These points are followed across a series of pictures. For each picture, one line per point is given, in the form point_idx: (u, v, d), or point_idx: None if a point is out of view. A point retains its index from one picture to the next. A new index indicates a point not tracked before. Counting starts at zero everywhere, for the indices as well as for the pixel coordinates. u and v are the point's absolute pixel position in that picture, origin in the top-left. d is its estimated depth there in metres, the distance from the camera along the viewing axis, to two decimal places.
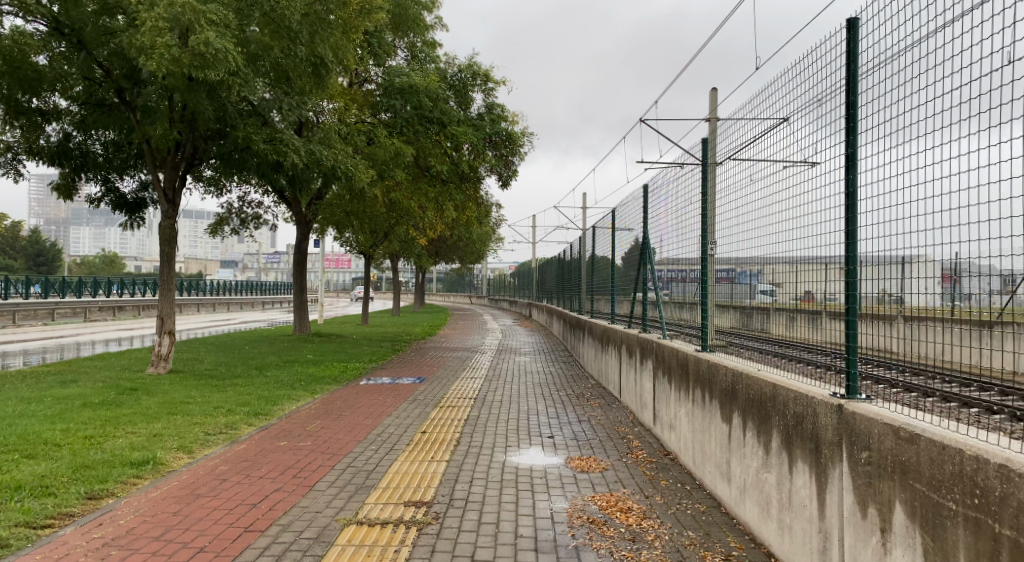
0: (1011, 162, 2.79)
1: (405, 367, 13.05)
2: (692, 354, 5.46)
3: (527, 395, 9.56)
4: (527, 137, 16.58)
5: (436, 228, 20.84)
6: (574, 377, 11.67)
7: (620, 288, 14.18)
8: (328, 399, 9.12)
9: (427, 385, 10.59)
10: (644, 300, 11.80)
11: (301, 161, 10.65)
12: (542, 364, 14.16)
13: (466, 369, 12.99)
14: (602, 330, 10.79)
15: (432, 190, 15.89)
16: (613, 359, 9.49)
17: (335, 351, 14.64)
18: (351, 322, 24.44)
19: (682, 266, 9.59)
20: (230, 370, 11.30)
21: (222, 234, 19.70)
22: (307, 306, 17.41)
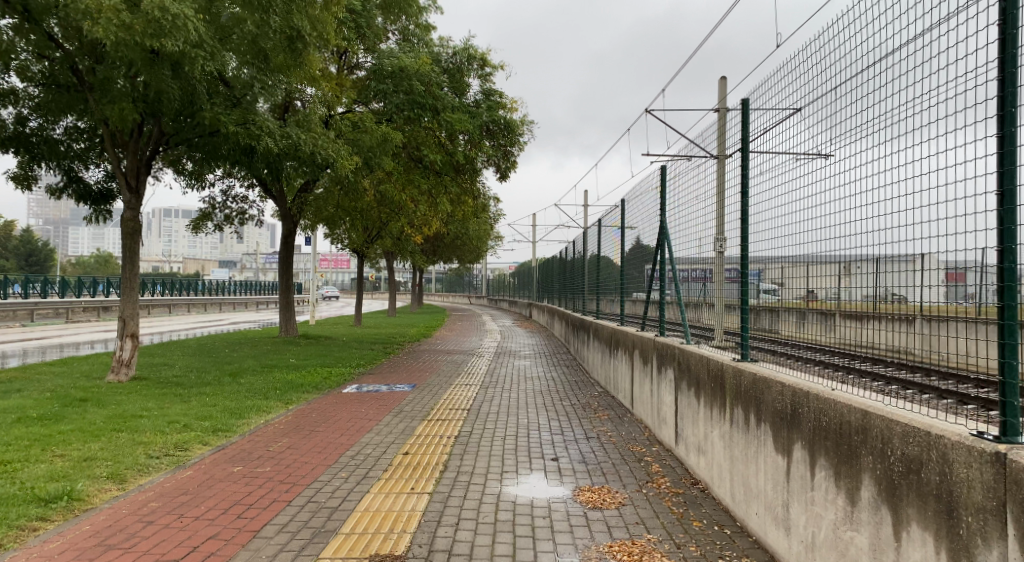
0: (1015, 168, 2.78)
1: (395, 371, 12.06)
2: (730, 365, 4.48)
3: (527, 406, 8.55)
4: (526, 125, 15.62)
5: (431, 223, 19.85)
6: (578, 383, 10.67)
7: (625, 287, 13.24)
8: (303, 411, 8.13)
9: (417, 393, 9.58)
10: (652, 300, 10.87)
11: (276, 146, 9.80)
12: (543, 369, 13.18)
13: (461, 375, 12.01)
14: (610, 332, 9.80)
15: (425, 181, 14.95)
16: (623, 365, 8.51)
17: (321, 355, 13.64)
18: (343, 323, 23.38)
19: (694, 263, 8.66)
20: (202, 377, 10.30)
21: (205, 231, 18.69)
22: (293, 306, 16.41)
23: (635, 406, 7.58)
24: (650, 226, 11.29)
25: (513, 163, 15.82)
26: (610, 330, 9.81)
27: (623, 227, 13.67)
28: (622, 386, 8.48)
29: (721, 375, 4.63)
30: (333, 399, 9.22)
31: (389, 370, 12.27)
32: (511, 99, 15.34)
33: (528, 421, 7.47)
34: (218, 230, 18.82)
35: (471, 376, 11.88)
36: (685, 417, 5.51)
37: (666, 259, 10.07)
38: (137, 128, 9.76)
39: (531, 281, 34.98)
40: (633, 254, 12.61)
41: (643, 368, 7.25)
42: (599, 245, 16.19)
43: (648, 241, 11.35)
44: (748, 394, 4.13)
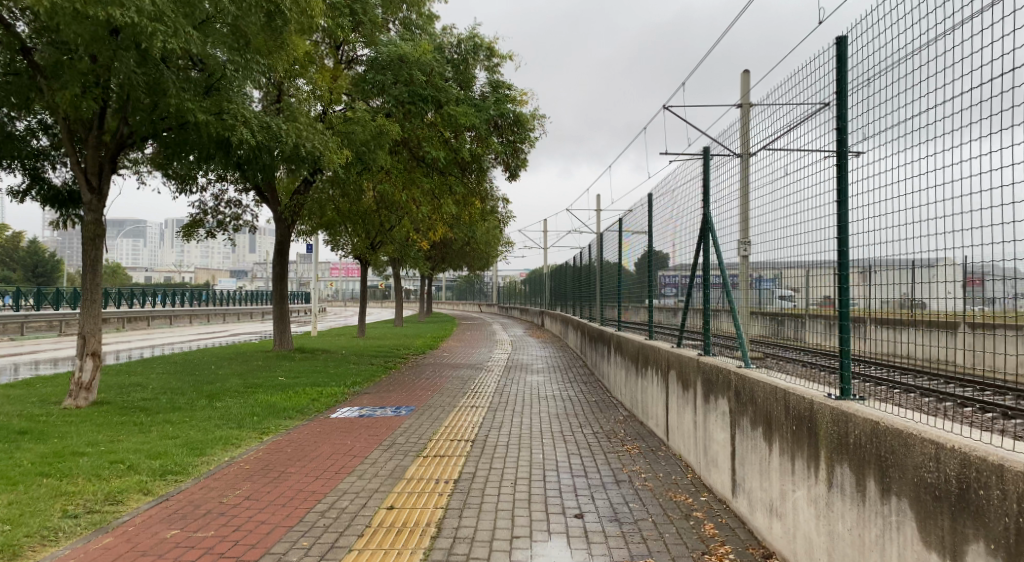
0: (1015, 165, 2.68)
1: (393, 390, 10.88)
2: (823, 403, 3.22)
3: (540, 435, 7.35)
4: (538, 120, 14.46)
5: (437, 227, 18.73)
6: (597, 404, 9.45)
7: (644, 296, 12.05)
8: (279, 443, 6.96)
9: (414, 419, 8.39)
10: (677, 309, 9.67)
11: (253, 138, 8.67)
12: (557, 385, 11.97)
13: (466, 393, 10.84)
14: (635, 347, 8.56)
15: (428, 180, 13.82)
16: (654, 387, 7.25)
17: (314, 372, 12.45)
18: (346, 335, 22.21)
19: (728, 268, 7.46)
20: (175, 399, 9.14)
21: (197, 238, 17.63)
22: (288, 318, 15.31)
23: (673, 436, 6.30)
24: (670, 226, 10.11)
25: (523, 161, 14.67)
26: (636, 342, 8.51)
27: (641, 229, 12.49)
28: (654, 411, 7.20)
29: (809, 416, 3.37)
30: (318, 425, 8.06)
31: (387, 389, 11.07)
32: (521, 91, 14.20)
33: (543, 457, 6.25)
34: (211, 237, 17.75)
35: (478, 394, 10.69)
36: (750, 464, 4.21)
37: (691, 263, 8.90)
38: (99, 121, 8.69)
39: (543, 289, 33.68)
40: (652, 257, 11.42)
41: (683, 393, 5.99)
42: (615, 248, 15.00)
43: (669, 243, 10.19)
44: (860, 449, 2.86)
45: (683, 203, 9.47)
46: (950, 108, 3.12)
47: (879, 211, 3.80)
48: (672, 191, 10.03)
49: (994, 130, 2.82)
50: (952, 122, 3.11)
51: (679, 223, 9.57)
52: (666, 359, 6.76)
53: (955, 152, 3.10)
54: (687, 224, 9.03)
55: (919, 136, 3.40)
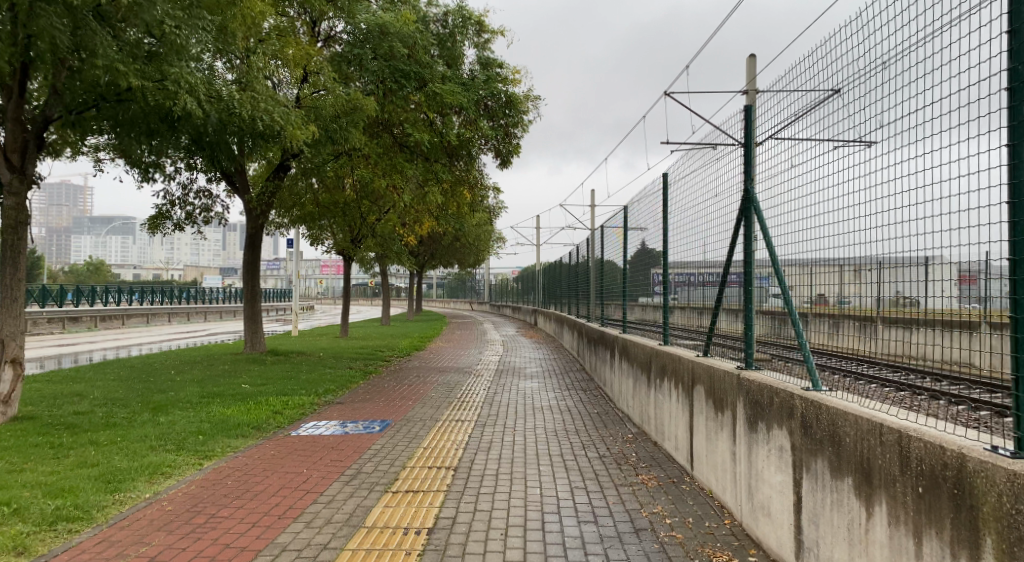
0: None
1: (369, 400, 9.69)
2: (991, 466, 2.04)
3: (535, 458, 6.21)
4: (532, 102, 13.27)
5: (423, 219, 17.54)
6: (598, 417, 8.31)
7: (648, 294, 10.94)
8: (220, 471, 5.74)
9: (387, 437, 7.21)
10: (686, 308, 8.53)
11: (202, 108, 7.44)
12: (552, 392, 10.83)
13: (450, 402, 9.68)
14: (644, 354, 7.41)
15: (411, 166, 12.59)
16: (671, 402, 6.13)
17: (286, 379, 11.23)
18: (328, 335, 20.94)
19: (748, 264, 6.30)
20: (114, 412, 7.89)
21: (164, 230, 16.36)
22: (259, 319, 14.10)
23: (701, 464, 5.17)
24: (678, 216, 9.01)
25: (515, 147, 13.51)
26: (646, 347, 7.34)
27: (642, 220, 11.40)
28: (672, 429, 6.06)
29: (955, 478, 2.20)
30: (274, 446, 6.85)
31: (364, 399, 9.87)
32: (513, 70, 13.00)
33: (540, 493, 5.10)
34: (178, 230, 16.47)
35: (464, 404, 9.53)
36: (831, 527, 3.04)
37: (703, 257, 7.81)
38: (22, 90, 7.46)
39: (536, 286, 32.52)
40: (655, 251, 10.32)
41: (713, 415, 4.87)
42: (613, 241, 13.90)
43: (676, 234, 9.10)
44: None
45: (692, 191, 8.39)
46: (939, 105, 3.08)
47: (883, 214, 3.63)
48: (680, 176, 8.91)
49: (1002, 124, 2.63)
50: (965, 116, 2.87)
51: (688, 211, 8.48)
52: (688, 369, 5.61)
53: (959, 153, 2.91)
54: (697, 212, 7.93)
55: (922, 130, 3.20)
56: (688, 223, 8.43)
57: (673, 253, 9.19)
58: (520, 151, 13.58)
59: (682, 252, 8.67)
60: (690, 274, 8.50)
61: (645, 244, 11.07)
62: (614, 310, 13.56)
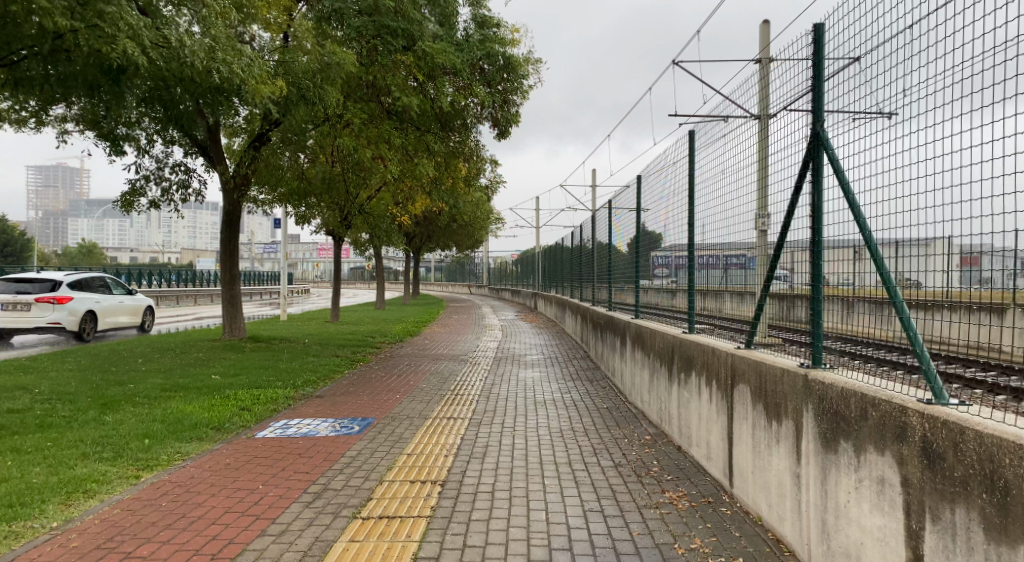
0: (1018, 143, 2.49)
1: (352, 393, 8.73)
2: None
3: (535, 469, 5.24)
4: (532, 65, 12.21)
5: (416, 196, 16.51)
6: (609, 413, 7.34)
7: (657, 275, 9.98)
8: (158, 487, 4.73)
9: (367, 440, 6.23)
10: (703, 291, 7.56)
11: (151, 57, 6.34)
12: (554, 382, 9.90)
13: (441, 395, 8.72)
14: (664, 341, 6.42)
15: (401, 136, 11.53)
16: (701, 401, 5.16)
17: (263, 368, 10.24)
18: (318, 320, 19.92)
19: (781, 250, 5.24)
20: (55, 410, 6.86)
21: (138, 208, 15.26)
22: (238, 302, 13.09)
23: (747, 483, 4.18)
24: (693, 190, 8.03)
25: (513, 116, 12.53)
26: (667, 334, 6.33)
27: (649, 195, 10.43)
28: (704, 434, 5.09)
29: None
30: (232, 452, 5.84)
31: (346, 392, 8.88)
32: (511, 30, 11.90)
33: (548, 523, 4.09)
34: (154, 207, 15.36)
35: (457, 397, 8.58)
36: None
37: (723, 236, 6.85)
38: None
39: (535, 269, 31.64)
40: (665, 228, 9.34)
41: (763, 424, 3.92)
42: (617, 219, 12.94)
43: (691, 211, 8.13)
44: None
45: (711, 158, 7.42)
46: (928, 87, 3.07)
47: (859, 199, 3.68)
48: (696, 145, 7.90)
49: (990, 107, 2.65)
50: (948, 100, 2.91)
51: (707, 184, 7.49)
52: (727, 364, 4.59)
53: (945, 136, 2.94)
54: (718, 185, 6.96)
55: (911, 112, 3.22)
56: (705, 197, 7.46)
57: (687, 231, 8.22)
58: (518, 119, 12.61)
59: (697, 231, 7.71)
60: (708, 253, 7.55)
61: (653, 222, 10.12)
62: (619, 292, 12.58)
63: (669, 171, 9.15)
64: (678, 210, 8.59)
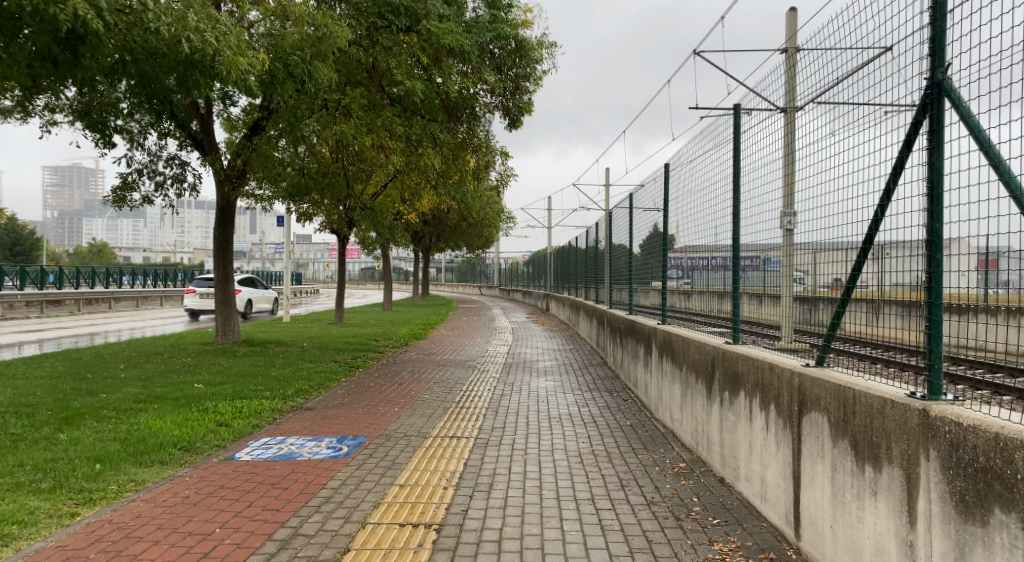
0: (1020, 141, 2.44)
1: (345, 406, 7.90)
2: None
3: (550, 508, 4.39)
4: (546, 49, 11.35)
5: (423, 192, 15.70)
6: (635, 435, 6.41)
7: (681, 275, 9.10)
8: (91, 531, 3.87)
9: (355, 465, 5.37)
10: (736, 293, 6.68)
11: (110, 20, 5.51)
12: (568, 393, 9.03)
13: (444, 407, 7.86)
14: (702, 351, 5.50)
15: (404, 124, 10.71)
16: (754, 427, 4.23)
17: (252, 376, 9.41)
18: (320, 323, 19.11)
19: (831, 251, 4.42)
20: (4, 426, 6.04)
21: (130, 204, 14.46)
22: (231, 304, 12.32)
23: (824, 539, 3.25)
24: (721, 185, 7.21)
25: (525, 104, 11.70)
26: (705, 344, 5.40)
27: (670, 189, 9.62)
28: (758, 468, 4.17)
29: None
30: (195, 480, 4.97)
31: (339, 405, 8.05)
32: (523, 10, 11.05)
33: None
34: (147, 203, 14.56)
35: (462, 411, 7.72)
36: None
37: (757, 235, 6.02)
38: None
39: (547, 268, 30.76)
40: (689, 226, 8.52)
41: (850, 467, 3.00)
42: (635, 217, 12.11)
43: (719, 206, 7.30)
44: None
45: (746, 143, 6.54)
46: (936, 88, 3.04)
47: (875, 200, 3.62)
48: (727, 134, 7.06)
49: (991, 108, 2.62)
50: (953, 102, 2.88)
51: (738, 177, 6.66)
52: (792, 386, 3.66)
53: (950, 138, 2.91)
54: (753, 177, 6.12)
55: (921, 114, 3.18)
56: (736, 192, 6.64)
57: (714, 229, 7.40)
58: (530, 108, 11.76)
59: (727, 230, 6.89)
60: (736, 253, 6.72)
61: (674, 219, 9.29)
62: (637, 294, 11.70)
63: (695, 163, 8.33)
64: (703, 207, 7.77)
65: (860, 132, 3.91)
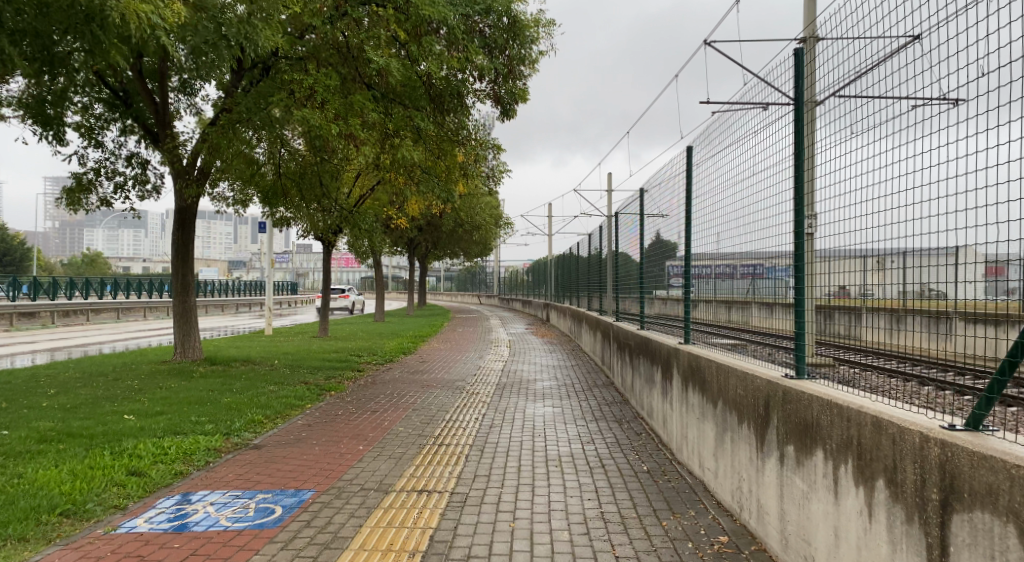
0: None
1: (300, 445, 6.53)
2: None
3: None
4: (542, 27, 10.07)
5: (411, 194, 14.39)
6: (654, 490, 5.00)
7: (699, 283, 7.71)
8: None
9: (279, 542, 3.98)
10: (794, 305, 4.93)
11: None
12: (569, 422, 7.68)
13: (419, 445, 6.50)
14: (745, 385, 4.14)
15: (378, 108, 9.41)
16: (841, 506, 2.84)
17: (198, 403, 8.01)
18: (303, 336, 17.68)
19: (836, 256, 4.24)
20: None
21: (87, 205, 13.16)
22: (190, 317, 11.08)
23: None
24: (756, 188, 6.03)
25: (519, 91, 10.36)
26: (751, 378, 4.02)
27: (688, 192, 8.40)
28: None
29: None
30: None
31: (293, 443, 6.66)
32: None
33: None
34: (105, 205, 13.23)
35: (441, 450, 6.37)
36: None
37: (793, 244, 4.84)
38: None
39: (548, 276, 29.38)
40: (714, 235, 7.32)
41: None
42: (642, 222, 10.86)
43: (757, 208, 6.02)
44: None
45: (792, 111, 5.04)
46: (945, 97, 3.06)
47: (882, 208, 3.62)
48: (761, 128, 5.89)
49: (997, 126, 2.68)
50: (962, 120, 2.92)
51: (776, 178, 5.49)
52: (921, 459, 2.29)
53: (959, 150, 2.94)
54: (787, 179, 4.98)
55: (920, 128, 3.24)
56: (774, 196, 5.49)
57: (749, 239, 6.21)
58: (526, 96, 10.47)
59: (767, 243, 5.72)
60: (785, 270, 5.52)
61: (695, 228, 8.12)
62: (647, 304, 10.36)
63: (721, 159, 7.11)
64: (736, 214, 6.57)
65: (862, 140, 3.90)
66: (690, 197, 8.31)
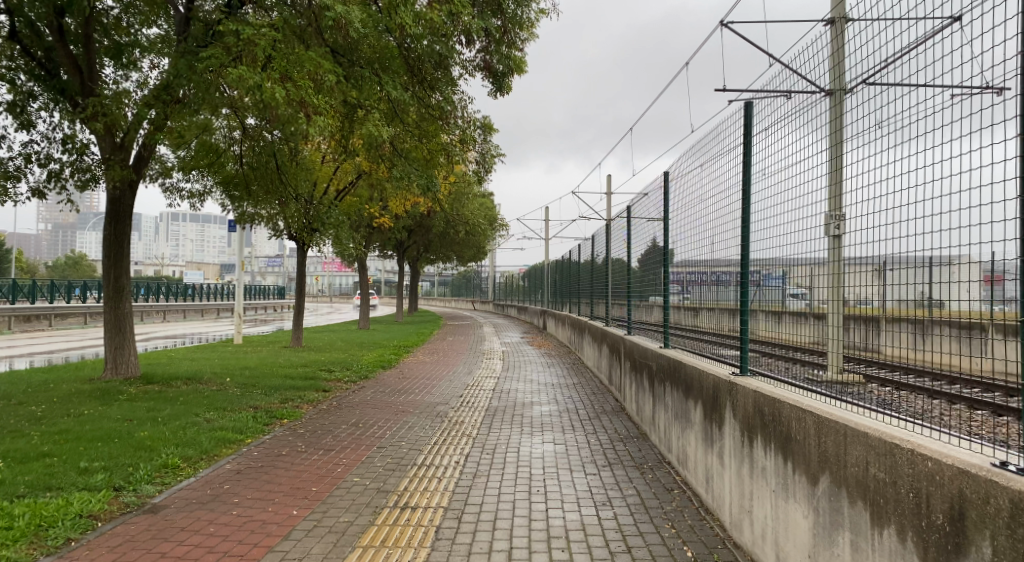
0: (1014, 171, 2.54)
1: (210, 512, 4.77)
2: None
3: None
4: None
5: (391, 187, 12.75)
6: None
7: (723, 295, 6.29)
8: None
9: None
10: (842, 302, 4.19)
11: None
12: (573, 466, 6.07)
13: (375, 511, 4.79)
14: (885, 464, 2.49)
15: (338, 68, 7.58)
16: None
17: (103, 439, 6.30)
18: (273, 347, 15.84)
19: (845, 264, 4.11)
20: None
21: (15, 195, 11.31)
22: (122, 329, 9.38)
23: None
24: (795, 182, 4.72)
25: (515, 58, 8.75)
26: (903, 457, 2.37)
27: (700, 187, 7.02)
28: None
29: None
30: None
31: (209, 501, 5.01)
32: None
33: None
34: (36, 195, 11.40)
35: (403, 517, 4.69)
36: None
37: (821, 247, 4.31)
38: None
39: (545, 282, 27.64)
40: (731, 240, 6.00)
41: None
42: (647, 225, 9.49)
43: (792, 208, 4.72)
44: None
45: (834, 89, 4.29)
46: (936, 110, 3.07)
47: (874, 215, 3.67)
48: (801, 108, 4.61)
49: (988, 140, 2.70)
50: (950, 135, 2.97)
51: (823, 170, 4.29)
52: None
53: (954, 162, 2.96)
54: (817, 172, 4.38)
55: (916, 140, 3.26)
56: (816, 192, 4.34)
57: (782, 244, 4.89)
58: (522, 66, 8.86)
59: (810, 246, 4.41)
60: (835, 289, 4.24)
61: (703, 231, 6.79)
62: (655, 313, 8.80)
63: (740, 145, 5.75)
64: (764, 212, 5.23)
65: (856, 148, 3.96)
66: (701, 194, 6.93)
